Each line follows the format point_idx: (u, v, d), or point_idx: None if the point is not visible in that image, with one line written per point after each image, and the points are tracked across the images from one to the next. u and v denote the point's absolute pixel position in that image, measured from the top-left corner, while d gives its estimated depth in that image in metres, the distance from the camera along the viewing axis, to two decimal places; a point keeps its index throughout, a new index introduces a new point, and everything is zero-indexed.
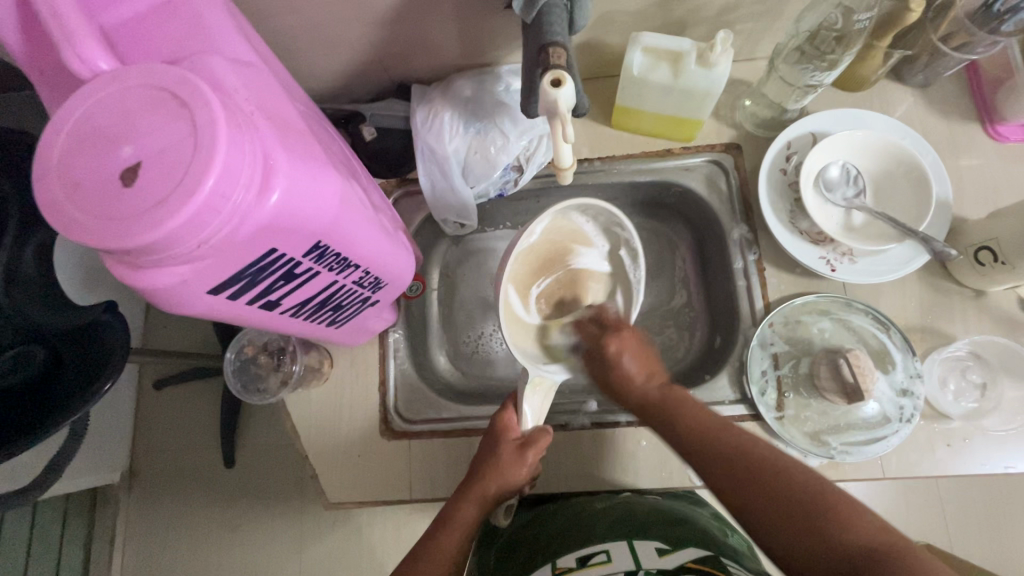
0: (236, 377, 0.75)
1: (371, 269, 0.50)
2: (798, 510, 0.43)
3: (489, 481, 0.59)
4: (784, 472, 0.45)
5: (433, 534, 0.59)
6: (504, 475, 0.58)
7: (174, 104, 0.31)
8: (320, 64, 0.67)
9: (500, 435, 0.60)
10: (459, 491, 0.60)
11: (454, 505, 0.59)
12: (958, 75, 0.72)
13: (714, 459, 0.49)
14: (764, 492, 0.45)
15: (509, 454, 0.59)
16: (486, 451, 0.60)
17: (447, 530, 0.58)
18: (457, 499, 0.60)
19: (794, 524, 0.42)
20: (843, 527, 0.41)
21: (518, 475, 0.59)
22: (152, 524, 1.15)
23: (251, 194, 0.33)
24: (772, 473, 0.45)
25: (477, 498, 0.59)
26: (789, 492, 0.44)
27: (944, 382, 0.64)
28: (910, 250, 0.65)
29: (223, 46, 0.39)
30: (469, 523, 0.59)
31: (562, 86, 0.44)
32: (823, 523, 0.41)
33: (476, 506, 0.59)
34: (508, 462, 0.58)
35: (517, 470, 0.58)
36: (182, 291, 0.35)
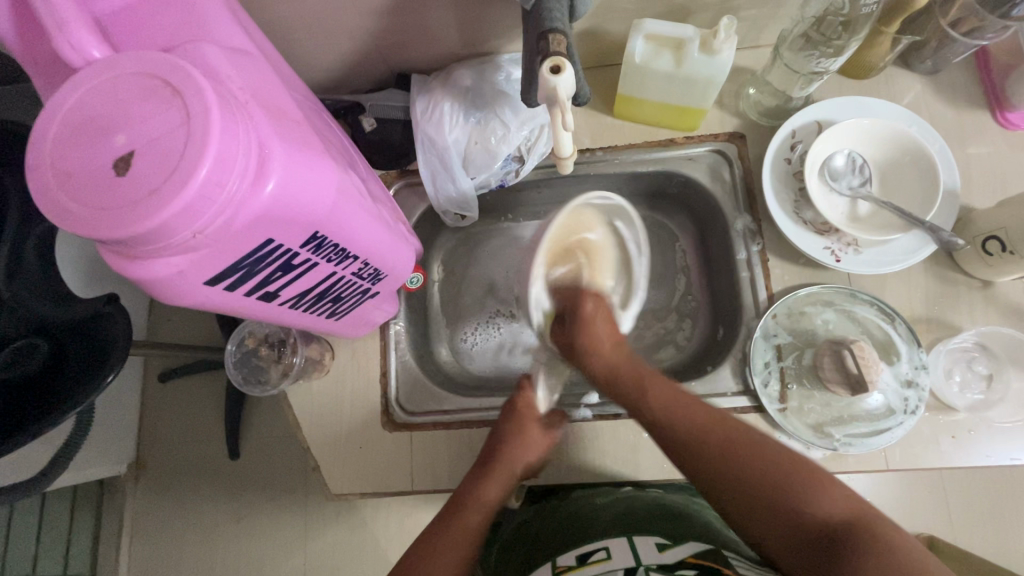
0: (237, 369, 0.75)
1: (371, 260, 0.50)
2: (773, 487, 0.47)
3: (514, 458, 0.62)
4: (762, 454, 0.49)
5: (454, 515, 0.59)
6: (529, 450, 0.63)
7: (166, 92, 0.31)
8: (318, 54, 0.66)
9: (524, 415, 0.65)
10: (479, 472, 0.62)
11: (476, 485, 0.61)
12: (967, 61, 0.70)
13: (696, 440, 0.52)
14: (742, 471, 0.49)
15: (534, 432, 0.64)
16: (508, 429, 0.64)
17: (469, 512, 0.59)
18: (479, 479, 0.61)
19: (770, 501, 0.47)
20: (814, 500, 0.45)
21: (538, 453, 0.64)
22: (158, 515, 1.16)
23: (245, 183, 0.32)
24: (751, 453, 0.49)
25: (502, 478, 0.61)
26: (762, 469, 0.48)
27: (949, 372, 0.63)
28: (915, 240, 0.64)
29: (217, 35, 0.39)
30: (490, 504, 0.60)
31: (562, 73, 0.43)
32: (795, 501, 0.46)
33: (499, 487, 0.61)
34: (535, 438, 0.64)
35: (539, 445, 0.64)
36: (180, 282, 0.34)
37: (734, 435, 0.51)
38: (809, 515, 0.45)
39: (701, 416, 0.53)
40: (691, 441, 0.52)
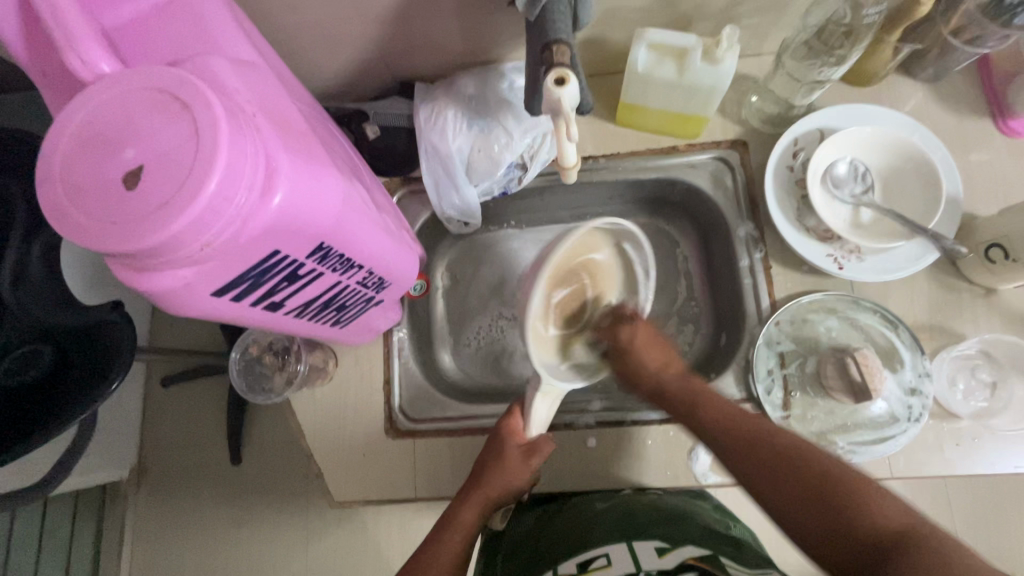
0: (240, 377, 0.75)
1: (375, 270, 0.50)
2: (816, 491, 0.44)
3: (492, 486, 0.61)
4: (811, 458, 0.47)
5: (436, 534, 0.61)
6: (506, 477, 0.60)
7: (175, 106, 0.31)
8: (322, 63, 0.66)
9: (504, 441, 0.62)
10: (463, 494, 0.62)
11: (458, 507, 0.61)
12: (969, 69, 0.71)
13: (745, 448, 0.50)
14: (788, 476, 0.47)
15: (511, 458, 0.61)
16: (489, 455, 0.62)
17: (449, 532, 0.60)
18: (460, 502, 0.62)
19: (815, 507, 0.44)
20: (865, 510, 0.42)
21: (519, 478, 0.61)
22: (161, 520, 1.16)
23: (253, 196, 0.33)
24: (799, 459, 0.47)
25: (480, 502, 0.61)
26: (808, 474, 0.46)
27: (953, 380, 0.63)
28: (918, 247, 0.64)
29: (224, 48, 0.39)
30: (471, 525, 0.61)
31: (566, 84, 0.43)
32: (844, 508, 0.43)
33: (478, 509, 0.61)
34: (515, 467, 0.61)
35: (517, 474, 0.61)
36: (187, 293, 0.35)
37: (784, 442, 0.49)
38: (857, 524, 0.41)
39: (752, 424, 0.52)
40: (739, 446, 0.51)
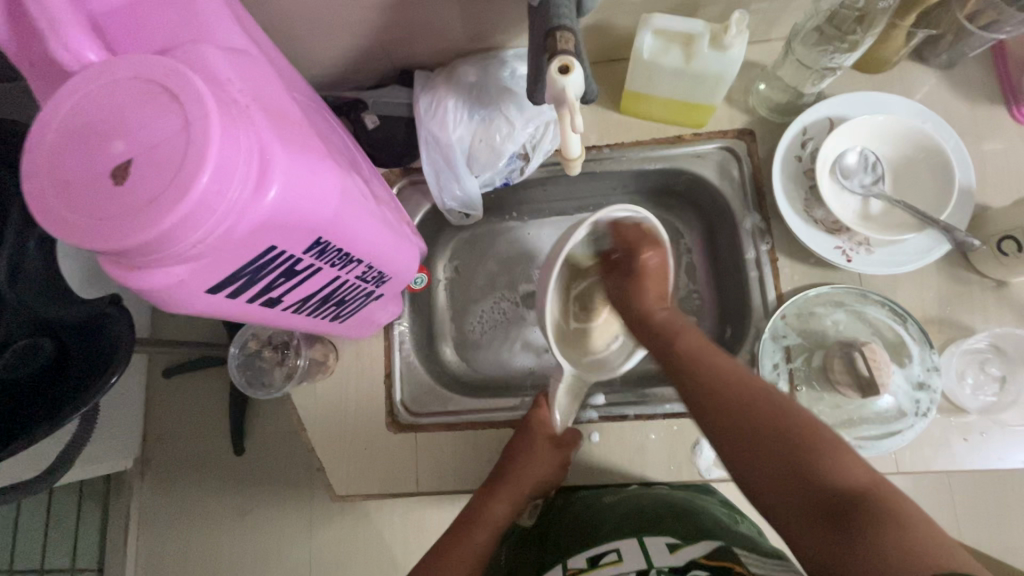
0: (242, 374, 0.75)
1: (375, 264, 0.49)
2: (787, 455, 0.43)
3: (521, 480, 0.64)
4: (782, 412, 0.46)
5: (459, 534, 0.63)
6: (538, 467, 0.65)
7: (165, 97, 0.30)
8: (319, 50, 0.65)
9: (534, 434, 0.65)
10: (489, 490, 0.64)
11: (486, 502, 0.64)
12: (983, 56, 0.69)
13: (718, 401, 0.49)
14: (756, 433, 0.45)
15: (543, 449, 0.65)
16: (517, 449, 0.65)
17: (477, 528, 0.63)
18: (487, 497, 0.64)
19: (782, 468, 0.43)
20: (829, 465, 0.42)
21: (547, 468, 0.66)
22: (164, 509, 1.17)
23: (247, 190, 0.31)
24: (770, 413, 0.46)
25: (509, 496, 0.64)
26: (778, 435, 0.45)
27: (962, 375, 0.62)
28: (929, 239, 0.63)
29: (216, 35, 0.38)
30: (498, 519, 0.64)
31: (570, 73, 0.42)
32: (805, 466, 0.42)
33: (507, 504, 0.64)
34: (542, 459, 0.65)
35: (545, 464, 0.65)
36: (181, 291, 0.34)
37: (757, 395, 0.47)
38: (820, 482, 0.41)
39: (724, 371, 0.50)
40: (709, 398, 0.49)
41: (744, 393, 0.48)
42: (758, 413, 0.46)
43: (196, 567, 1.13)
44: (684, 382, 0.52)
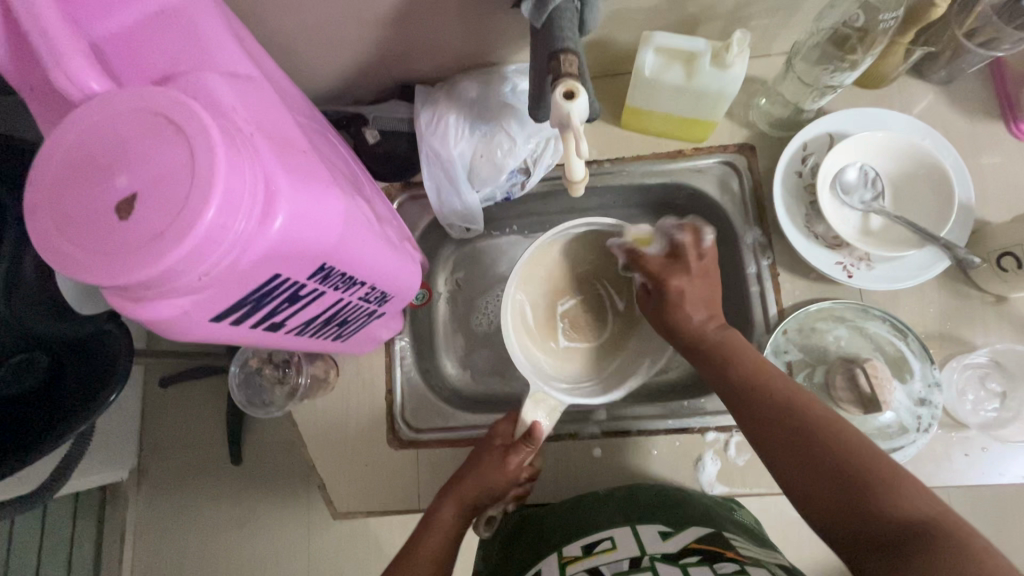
0: (242, 395, 0.74)
1: (378, 284, 0.49)
2: (851, 488, 0.43)
3: (468, 482, 0.60)
4: (838, 444, 0.45)
5: (416, 538, 0.59)
6: (483, 477, 0.60)
7: (170, 130, 0.29)
8: (320, 66, 0.65)
9: (488, 441, 0.62)
10: (443, 492, 0.61)
11: (436, 506, 0.60)
12: (981, 72, 0.69)
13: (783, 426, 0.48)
14: (813, 463, 0.45)
15: (490, 457, 0.60)
16: (472, 457, 0.62)
17: (430, 533, 0.58)
18: (440, 498, 0.61)
19: (843, 499, 0.43)
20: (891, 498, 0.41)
21: (499, 480, 0.60)
22: (162, 520, 1.16)
23: (253, 220, 0.31)
24: (828, 440, 0.45)
25: (456, 500, 0.60)
26: (839, 464, 0.44)
27: (962, 391, 0.62)
28: (929, 255, 0.63)
29: (220, 61, 0.37)
30: (449, 526, 0.59)
31: (575, 98, 0.41)
32: (861, 501, 0.42)
33: (456, 508, 0.60)
34: (489, 466, 0.60)
35: (496, 473, 0.60)
36: (184, 321, 0.33)
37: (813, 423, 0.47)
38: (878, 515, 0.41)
39: (786, 391, 0.50)
40: (762, 418, 0.49)
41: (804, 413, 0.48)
42: (817, 440, 0.46)
43: None
44: (744, 404, 0.51)
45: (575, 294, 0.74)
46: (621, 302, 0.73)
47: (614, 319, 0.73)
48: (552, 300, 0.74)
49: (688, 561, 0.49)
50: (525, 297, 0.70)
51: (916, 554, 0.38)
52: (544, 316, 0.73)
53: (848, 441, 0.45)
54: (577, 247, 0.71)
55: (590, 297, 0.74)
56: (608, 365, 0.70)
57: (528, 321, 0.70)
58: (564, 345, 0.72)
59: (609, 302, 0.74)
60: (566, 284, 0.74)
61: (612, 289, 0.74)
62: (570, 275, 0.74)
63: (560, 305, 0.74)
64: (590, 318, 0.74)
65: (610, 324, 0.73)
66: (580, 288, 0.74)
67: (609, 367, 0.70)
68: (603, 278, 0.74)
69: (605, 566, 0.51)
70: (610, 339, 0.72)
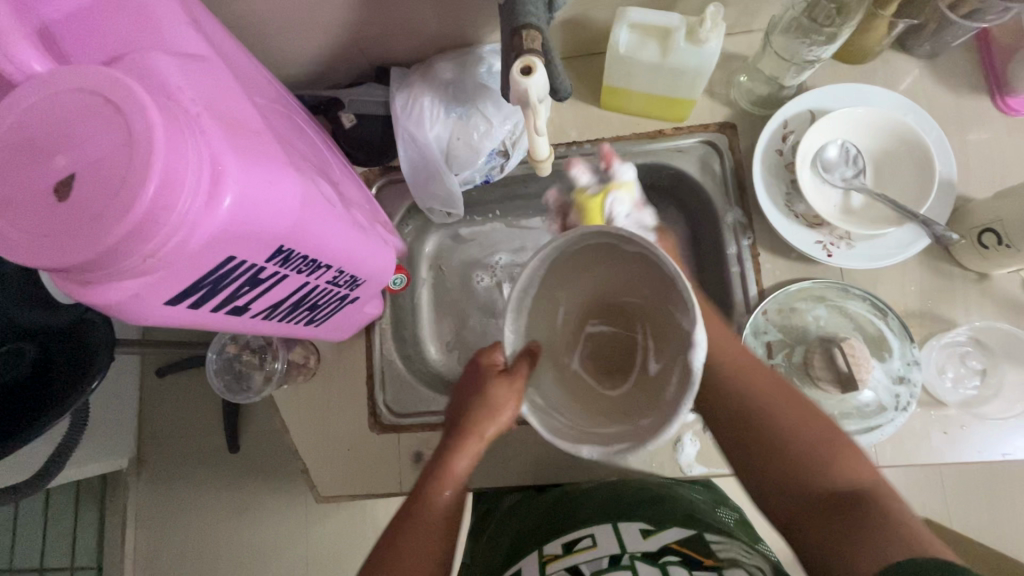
0: (220, 378, 0.75)
1: (346, 267, 0.49)
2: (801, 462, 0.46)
3: (485, 425, 0.55)
4: (788, 422, 0.48)
5: (426, 491, 0.54)
6: (498, 418, 0.55)
7: (107, 110, 0.29)
8: (292, 51, 0.64)
9: (488, 373, 0.56)
10: (455, 442, 0.56)
11: (451, 456, 0.55)
12: (968, 44, 0.68)
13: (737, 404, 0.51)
14: (759, 441, 0.49)
15: (500, 393, 0.53)
16: (474, 392, 0.56)
17: (438, 487, 0.54)
18: (454, 447, 0.56)
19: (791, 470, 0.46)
20: (836, 468, 0.45)
21: (506, 412, 0.54)
22: (161, 508, 1.17)
23: (198, 201, 0.31)
24: (774, 417, 0.49)
25: (473, 449, 0.56)
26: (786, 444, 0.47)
27: (942, 368, 0.62)
28: (910, 233, 0.62)
29: (170, 41, 0.37)
30: (461, 478, 0.55)
31: (532, 74, 0.41)
32: (806, 472, 0.46)
33: (470, 458, 0.56)
34: (500, 400, 0.53)
35: (503, 413, 0.54)
36: (138, 305, 0.33)
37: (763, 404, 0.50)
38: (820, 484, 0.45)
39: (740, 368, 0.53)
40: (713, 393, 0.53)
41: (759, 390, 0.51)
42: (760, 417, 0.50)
43: (194, 563, 1.14)
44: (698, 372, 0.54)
45: (612, 321, 0.55)
46: (654, 365, 0.50)
47: (638, 381, 0.50)
48: (584, 315, 0.55)
49: (669, 560, 0.51)
50: (558, 300, 0.53)
51: (858, 520, 0.42)
52: (568, 328, 0.55)
53: (798, 419, 0.48)
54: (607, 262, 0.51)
55: (623, 336, 0.54)
56: (595, 418, 0.48)
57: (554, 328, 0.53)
58: (575, 372, 0.54)
59: (641, 357, 0.52)
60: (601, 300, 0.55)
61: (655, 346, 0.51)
62: (614, 296, 0.54)
63: (590, 323, 0.55)
64: (616, 376, 0.52)
65: (628, 386, 0.51)
66: (619, 319, 0.54)
67: (589, 413, 0.49)
68: (650, 322, 0.52)
69: (585, 566, 0.52)
70: (622, 397, 0.50)
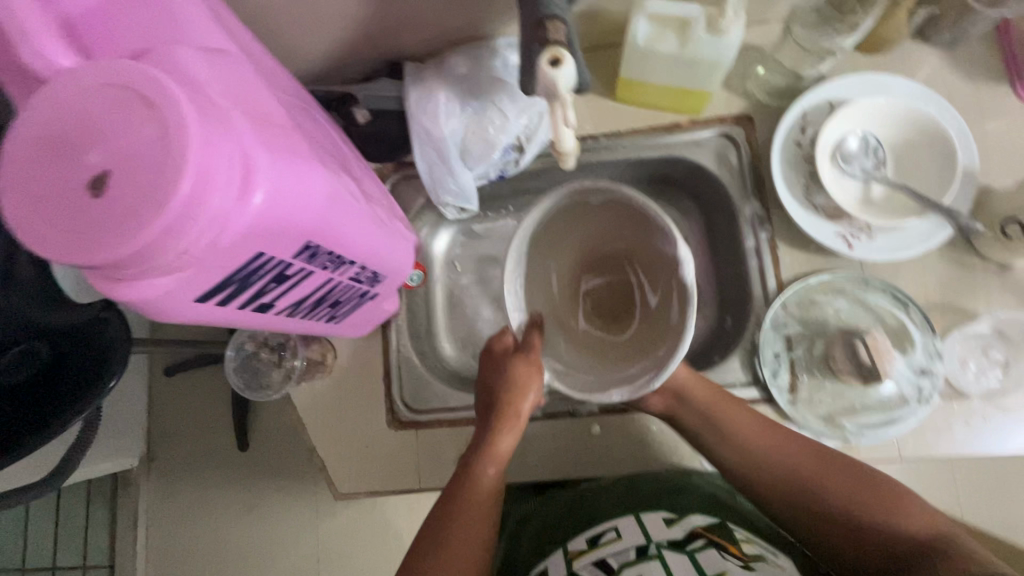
0: (238, 376, 0.76)
1: (368, 263, 0.49)
2: (872, 521, 0.52)
3: (517, 401, 0.58)
4: (841, 488, 0.54)
5: (468, 472, 0.57)
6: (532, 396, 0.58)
7: (139, 104, 0.29)
8: (306, 46, 0.63)
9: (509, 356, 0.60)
10: (493, 421, 0.59)
11: (492, 436, 0.58)
12: (987, 33, 0.67)
13: (786, 479, 0.55)
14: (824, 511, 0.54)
15: (521, 371, 0.57)
16: (499, 378, 0.59)
17: (485, 464, 0.57)
18: (493, 429, 0.59)
19: (866, 532, 0.52)
20: (899, 518, 0.51)
21: (533, 385, 0.58)
22: (174, 506, 1.17)
23: (230, 196, 0.30)
24: (828, 485, 0.54)
25: (512, 426, 0.59)
26: (851, 508, 0.53)
27: (964, 360, 0.62)
28: (931, 225, 0.62)
29: (195, 35, 0.37)
30: (505, 453, 0.59)
31: (561, 65, 0.40)
32: (878, 528, 0.51)
33: (513, 434, 0.59)
34: (524, 376, 0.57)
35: (532, 389, 0.58)
36: (170, 301, 0.33)
37: (818, 480, 0.55)
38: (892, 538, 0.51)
39: (778, 450, 0.57)
40: (762, 479, 0.56)
41: (801, 468, 0.55)
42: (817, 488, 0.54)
43: (207, 561, 1.14)
44: (736, 459, 0.58)
45: (602, 272, 0.62)
46: (653, 298, 0.57)
47: (642, 315, 0.57)
48: (577, 274, 0.62)
49: (694, 547, 0.57)
50: (550, 267, 0.59)
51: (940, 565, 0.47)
52: (567, 290, 0.61)
53: (848, 481, 0.54)
54: (590, 215, 0.56)
55: (616, 280, 0.61)
56: (611, 364, 0.54)
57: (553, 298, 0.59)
58: (584, 330, 0.60)
59: (639, 294, 0.59)
60: (591, 256, 0.61)
61: (646, 280, 0.58)
62: (606, 248, 0.61)
63: (584, 280, 0.62)
64: (625, 316, 0.59)
65: (633, 321, 0.58)
66: (607, 268, 0.62)
67: (610, 359, 0.55)
68: (636, 261, 0.59)
69: (613, 560, 0.57)
70: (633, 337, 0.56)
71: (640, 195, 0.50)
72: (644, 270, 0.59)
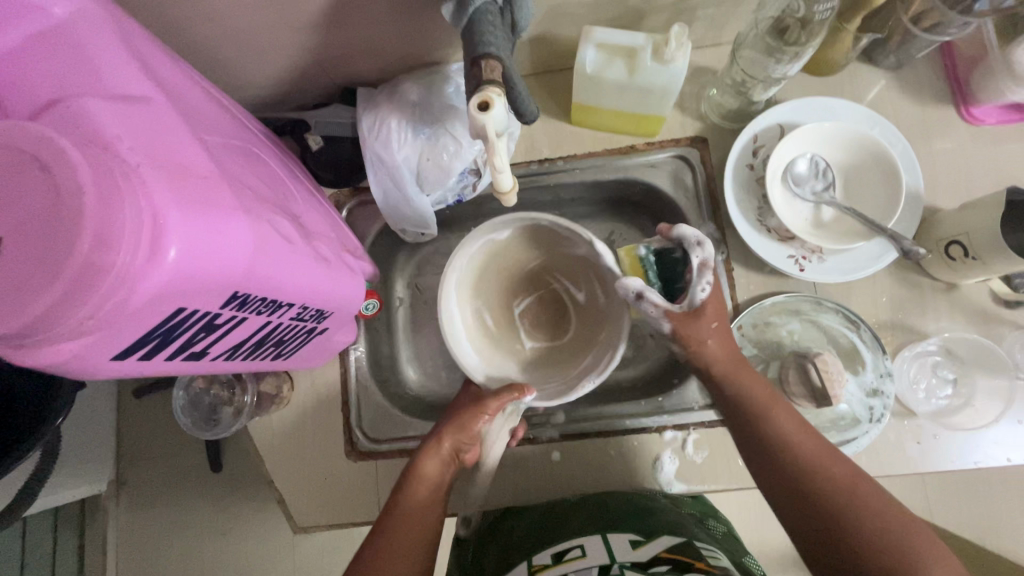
0: (186, 416, 0.74)
1: (309, 303, 0.47)
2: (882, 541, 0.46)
3: (447, 434, 0.60)
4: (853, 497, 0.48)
5: (398, 493, 0.57)
6: (464, 429, 0.60)
7: (34, 168, 0.29)
8: (253, 74, 0.62)
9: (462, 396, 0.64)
10: (423, 447, 0.60)
11: (419, 458, 0.59)
12: (932, 55, 0.68)
13: (807, 469, 0.51)
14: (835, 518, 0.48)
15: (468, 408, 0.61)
16: (448, 413, 0.63)
17: (409, 486, 0.57)
18: (420, 454, 0.59)
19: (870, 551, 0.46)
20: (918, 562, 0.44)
21: (472, 424, 0.60)
22: (144, 532, 1.15)
23: (139, 256, 0.30)
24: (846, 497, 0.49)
25: (438, 456, 0.59)
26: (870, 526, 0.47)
27: (914, 380, 0.63)
28: (878, 247, 0.63)
29: (108, 78, 0.35)
30: (432, 481, 0.58)
31: (490, 109, 0.40)
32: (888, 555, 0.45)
33: (439, 463, 0.59)
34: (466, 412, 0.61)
35: (469, 424, 0.60)
36: (78, 363, 0.31)
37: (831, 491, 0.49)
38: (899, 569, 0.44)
39: (806, 446, 0.52)
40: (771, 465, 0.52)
41: (826, 473, 0.50)
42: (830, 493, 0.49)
43: None
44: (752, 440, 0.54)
45: (527, 291, 0.71)
46: (580, 293, 0.70)
47: (576, 314, 0.70)
48: (510, 298, 0.71)
49: (659, 571, 0.51)
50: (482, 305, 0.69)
51: None
52: (504, 319, 0.70)
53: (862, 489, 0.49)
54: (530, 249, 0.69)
55: (540, 294, 0.71)
56: (565, 367, 0.67)
57: (489, 327, 0.69)
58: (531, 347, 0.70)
59: (567, 295, 0.71)
60: (519, 282, 0.71)
61: (565, 280, 0.70)
62: (530, 268, 0.71)
63: (516, 304, 0.71)
64: (551, 318, 0.71)
65: (571, 321, 0.70)
66: (533, 285, 0.71)
67: (569, 359, 0.67)
68: (556, 271, 0.70)
69: None
70: (574, 334, 0.69)
71: (559, 217, 0.63)
72: (563, 273, 0.70)
